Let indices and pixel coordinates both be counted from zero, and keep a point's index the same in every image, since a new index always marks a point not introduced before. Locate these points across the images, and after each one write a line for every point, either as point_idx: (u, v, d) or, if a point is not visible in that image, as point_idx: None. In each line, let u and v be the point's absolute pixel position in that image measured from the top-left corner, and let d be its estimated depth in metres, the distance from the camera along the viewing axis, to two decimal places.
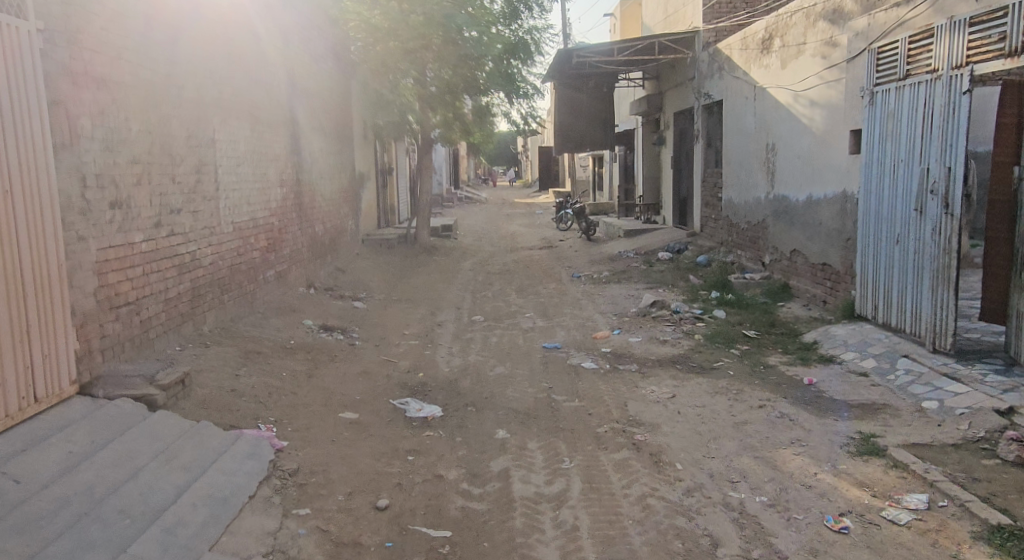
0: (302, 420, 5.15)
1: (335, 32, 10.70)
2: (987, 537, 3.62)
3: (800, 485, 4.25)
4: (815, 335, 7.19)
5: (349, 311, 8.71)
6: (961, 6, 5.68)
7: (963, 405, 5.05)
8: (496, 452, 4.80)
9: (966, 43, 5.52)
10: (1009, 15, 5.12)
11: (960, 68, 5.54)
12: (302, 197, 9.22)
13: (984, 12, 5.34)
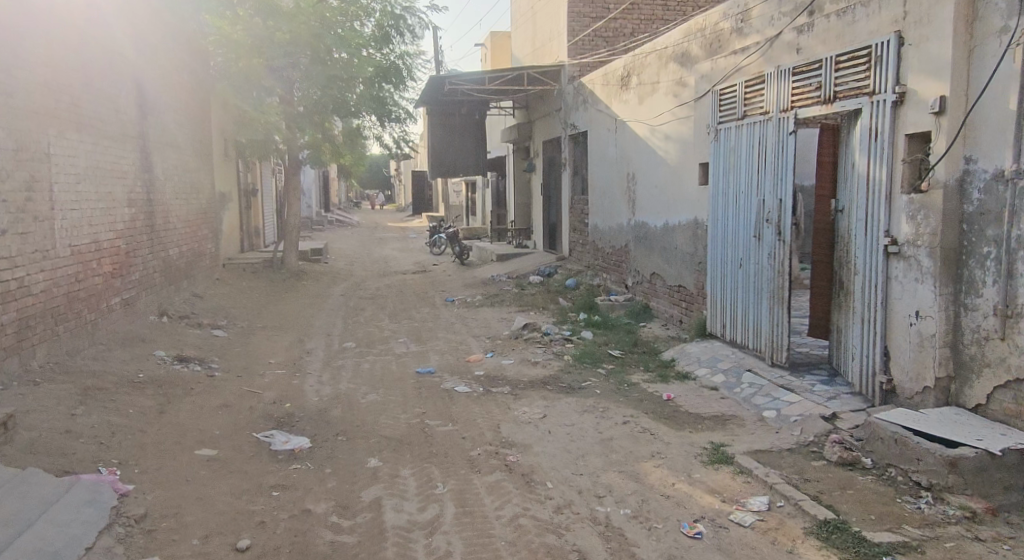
0: (152, 460, 4.99)
1: (195, 49, 10.40)
2: (816, 531, 4.09)
3: (661, 496, 4.63)
4: (672, 353, 7.77)
5: (207, 340, 8.44)
6: (786, 56, 6.38)
7: (796, 413, 5.64)
8: (368, 481, 4.88)
9: (790, 89, 6.22)
10: (823, 66, 5.78)
11: (787, 111, 6.24)
12: (153, 220, 8.87)
13: (803, 63, 6.04)
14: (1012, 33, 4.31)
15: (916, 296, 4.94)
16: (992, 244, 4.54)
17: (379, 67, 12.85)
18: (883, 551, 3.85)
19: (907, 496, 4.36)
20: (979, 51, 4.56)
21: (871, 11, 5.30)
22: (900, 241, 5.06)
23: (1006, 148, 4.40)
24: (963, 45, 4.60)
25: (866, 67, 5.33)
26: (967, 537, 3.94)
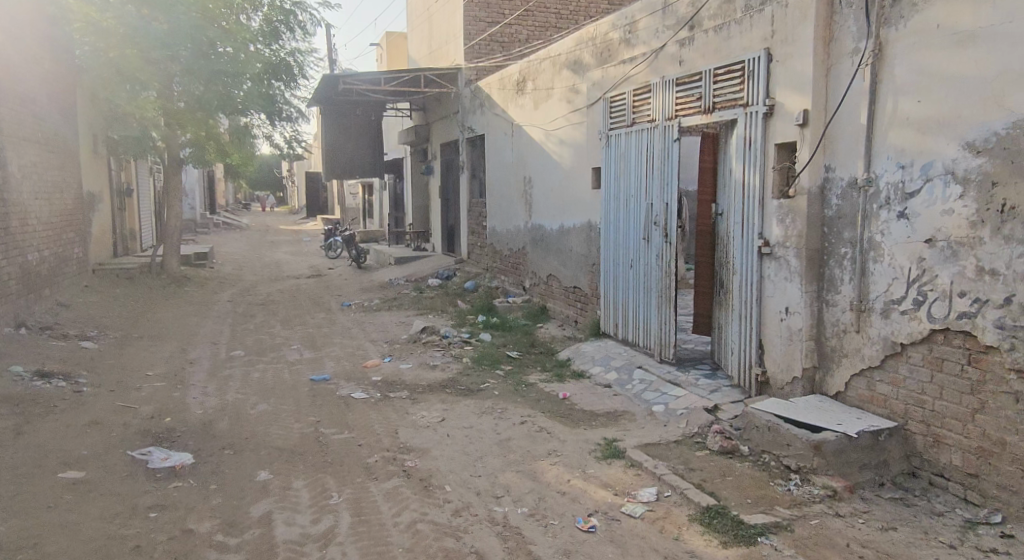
0: (8, 488, 4.70)
1: (54, 34, 9.78)
2: (700, 517, 4.19)
3: (557, 493, 4.72)
4: (568, 353, 7.99)
5: (74, 354, 7.98)
6: (670, 67, 6.69)
7: (683, 406, 5.91)
8: (256, 496, 4.77)
9: (675, 98, 6.54)
10: (702, 79, 6.09)
11: (672, 120, 6.56)
12: (8, 222, 8.31)
13: (687, 74, 6.35)
14: (862, 53, 4.48)
15: (786, 294, 5.12)
16: (850, 245, 4.67)
17: (268, 63, 12.53)
18: (758, 532, 3.97)
19: (779, 480, 4.48)
20: (837, 69, 4.74)
21: (742, 29, 5.60)
22: (772, 243, 5.26)
23: (859, 157, 4.55)
24: (822, 64, 4.80)
25: (739, 80, 5.64)
26: (830, 514, 4.08)
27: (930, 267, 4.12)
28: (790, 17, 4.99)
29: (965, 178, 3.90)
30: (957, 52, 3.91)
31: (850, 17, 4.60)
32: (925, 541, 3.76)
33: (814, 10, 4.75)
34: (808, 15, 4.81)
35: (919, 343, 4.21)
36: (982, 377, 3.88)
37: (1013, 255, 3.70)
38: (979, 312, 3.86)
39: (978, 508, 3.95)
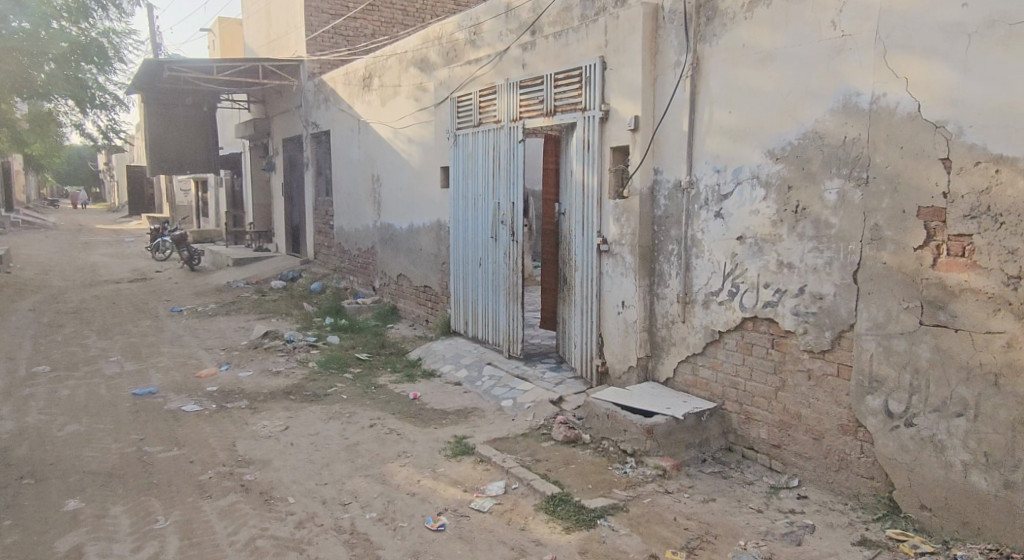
0: None
1: None
2: (545, 506, 4.39)
3: (406, 494, 4.73)
4: (419, 352, 8.00)
5: None
6: (513, 70, 6.73)
7: (530, 399, 6.01)
8: (67, 528, 4.38)
9: (518, 101, 6.61)
10: (543, 83, 6.22)
11: (516, 121, 6.63)
12: None
13: (529, 77, 6.42)
14: (683, 66, 4.87)
15: (621, 288, 5.43)
16: (676, 242, 5.04)
17: (75, 43, 11.58)
18: (597, 515, 4.22)
19: (616, 463, 4.78)
20: (661, 79, 5.10)
21: (579, 36, 5.77)
22: (609, 240, 5.54)
23: (682, 161, 4.93)
24: (649, 73, 5.14)
25: (576, 86, 5.83)
26: (660, 492, 4.42)
27: (742, 261, 4.56)
28: (620, 28, 5.30)
29: (767, 181, 4.35)
30: (760, 70, 4.36)
31: (672, 32, 4.98)
32: (738, 508, 4.17)
33: (640, 23, 5.09)
34: (635, 27, 5.13)
35: (733, 330, 4.65)
36: (783, 358, 4.36)
37: (804, 250, 4.17)
38: (779, 301, 4.33)
39: (780, 475, 4.44)
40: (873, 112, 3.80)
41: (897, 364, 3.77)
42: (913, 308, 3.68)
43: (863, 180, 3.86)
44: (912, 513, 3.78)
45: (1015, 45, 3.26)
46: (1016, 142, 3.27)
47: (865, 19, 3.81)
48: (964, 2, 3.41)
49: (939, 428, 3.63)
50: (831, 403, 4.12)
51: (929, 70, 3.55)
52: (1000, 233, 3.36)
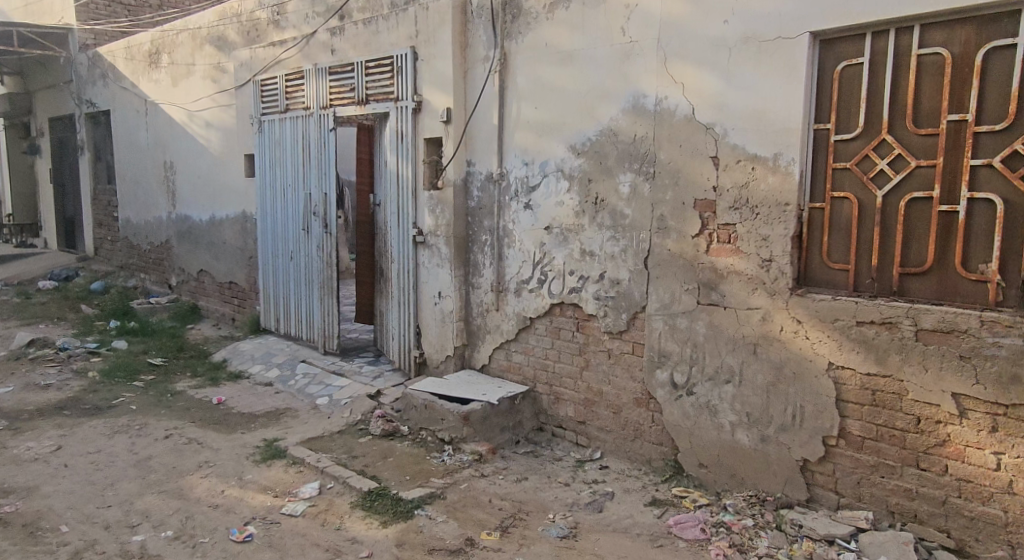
0: None
1: None
2: (361, 502, 4.38)
3: (207, 507, 4.49)
4: (223, 354, 7.57)
5: None
6: (322, 55, 6.47)
7: (346, 396, 5.91)
8: None
9: (328, 87, 6.38)
10: (354, 69, 6.07)
11: (326, 109, 6.41)
12: None
13: (338, 64, 6.22)
14: (491, 61, 5.07)
15: (437, 279, 5.51)
16: (489, 232, 5.22)
17: None
18: (415, 505, 4.29)
19: (434, 452, 4.87)
20: (473, 73, 5.26)
21: (389, 24, 5.76)
22: (425, 232, 5.59)
23: (492, 154, 5.12)
24: (459, 66, 5.27)
25: (390, 75, 5.75)
26: (476, 476, 4.58)
27: (549, 251, 4.83)
28: (430, 18, 5.37)
29: (570, 175, 4.65)
30: (561, 68, 4.64)
31: (480, 27, 5.15)
32: (548, 484, 4.45)
33: (451, 16, 5.20)
34: (446, 20, 5.24)
35: (542, 316, 4.92)
36: (587, 340, 4.68)
37: (603, 239, 4.51)
38: (582, 287, 4.65)
39: (585, 449, 4.78)
40: (656, 113, 4.19)
41: (680, 341, 4.20)
42: (692, 290, 4.12)
43: (650, 175, 4.25)
44: (693, 472, 4.26)
45: (765, 59, 3.75)
46: (767, 144, 3.76)
47: (647, 27, 4.19)
48: (726, 19, 3.87)
49: (713, 395, 4.10)
50: (627, 379, 4.50)
51: (700, 77, 3.99)
52: (756, 222, 3.86)
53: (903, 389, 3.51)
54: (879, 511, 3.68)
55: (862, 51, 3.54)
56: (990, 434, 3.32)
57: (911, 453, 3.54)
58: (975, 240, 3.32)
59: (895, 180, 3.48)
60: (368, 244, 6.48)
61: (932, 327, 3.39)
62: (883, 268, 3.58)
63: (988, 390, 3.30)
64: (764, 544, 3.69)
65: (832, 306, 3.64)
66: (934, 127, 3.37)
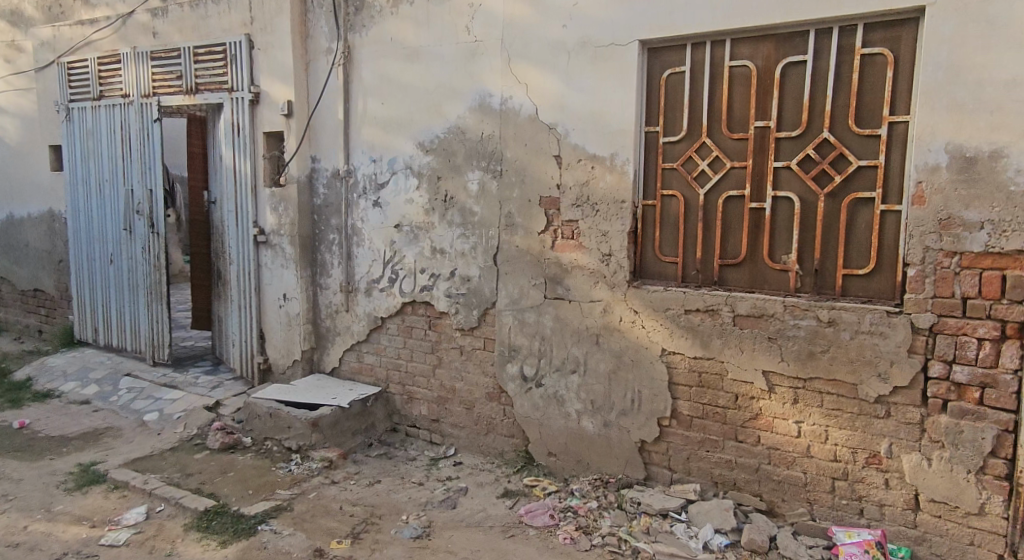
0: None
1: None
2: (197, 524, 4.10)
3: (7, 547, 3.97)
4: (27, 370, 6.72)
5: None
6: (142, 38, 5.97)
7: (179, 409, 5.49)
8: None
9: (150, 74, 5.89)
10: (181, 56, 5.67)
11: (148, 97, 5.93)
12: None
13: (161, 49, 5.78)
14: (334, 54, 4.98)
15: (281, 280, 5.32)
16: (336, 231, 5.12)
17: None
18: (258, 520, 4.10)
19: (280, 462, 4.69)
20: (314, 65, 5.13)
21: (220, 9, 5.47)
22: (266, 231, 5.37)
23: (338, 149, 5.04)
24: (300, 58, 5.13)
25: (223, 64, 5.46)
26: (325, 483, 4.46)
27: (399, 249, 4.84)
28: (266, 6, 5.18)
29: (419, 172, 4.69)
30: (406, 64, 4.67)
31: (321, 18, 5.04)
32: (401, 485, 4.44)
33: (289, 5, 5.05)
34: (283, 8, 5.08)
35: (394, 315, 4.91)
36: (439, 338, 4.74)
37: (453, 237, 4.60)
38: (434, 285, 4.70)
39: (438, 446, 4.83)
40: (502, 112, 4.34)
41: (529, 334, 4.38)
42: (539, 285, 4.32)
43: (497, 172, 4.40)
44: (542, 461, 4.45)
45: (600, 64, 4.03)
46: (605, 144, 4.04)
47: (491, 27, 4.34)
48: (564, 23, 4.11)
49: (560, 385, 4.32)
50: (479, 375, 4.61)
51: (542, 79, 4.20)
52: (596, 219, 4.12)
53: (723, 369, 3.91)
54: (704, 482, 4.06)
55: (683, 60, 3.92)
56: (792, 405, 3.79)
57: (730, 428, 3.95)
58: (779, 234, 3.79)
59: (714, 179, 3.88)
60: (204, 245, 6.11)
61: (746, 312, 3.81)
62: (706, 260, 3.97)
63: (790, 366, 3.76)
64: (607, 524, 3.95)
65: (664, 296, 3.98)
66: (745, 132, 3.80)
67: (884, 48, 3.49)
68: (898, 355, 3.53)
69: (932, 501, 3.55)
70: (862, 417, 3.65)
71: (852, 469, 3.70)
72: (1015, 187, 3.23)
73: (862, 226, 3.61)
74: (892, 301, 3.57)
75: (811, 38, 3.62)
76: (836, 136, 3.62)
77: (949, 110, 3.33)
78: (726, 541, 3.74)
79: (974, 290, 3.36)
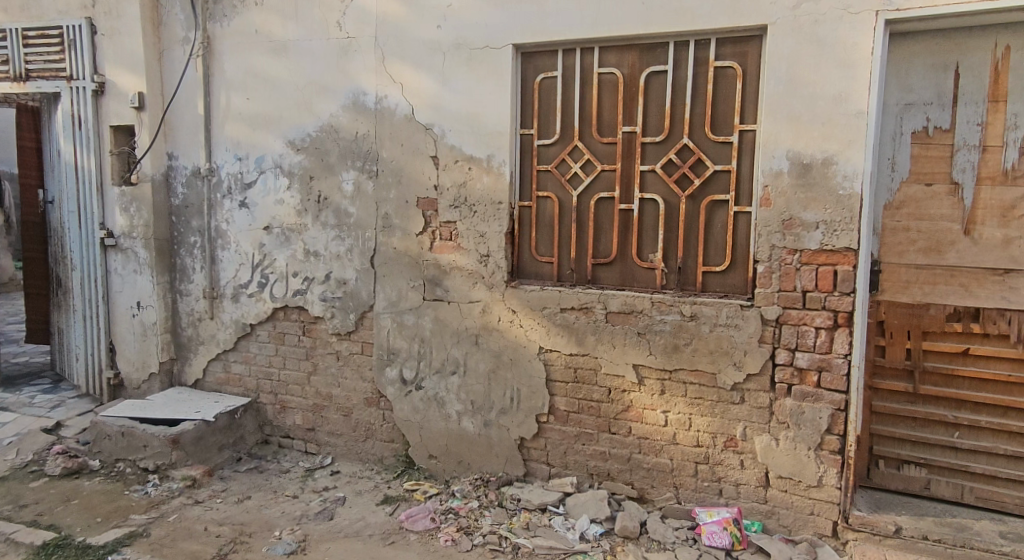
0: None
1: None
2: None
3: None
4: None
5: None
6: None
7: (10, 434, 4.78)
8: None
9: None
10: (6, 37, 5.03)
11: None
12: None
13: None
14: (191, 43, 4.66)
15: (134, 287, 4.90)
16: (197, 234, 4.80)
17: None
18: (109, 550, 3.75)
19: (135, 485, 4.32)
20: (169, 54, 4.77)
21: None
22: (116, 233, 4.93)
23: (199, 147, 4.72)
24: (152, 46, 4.75)
25: (59, 49, 4.93)
26: (188, 504, 4.17)
27: (268, 251, 4.62)
28: None
29: (289, 171, 4.50)
30: (273, 57, 4.47)
31: (176, 4, 4.70)
32: (274, 500, 4.24)
33: None
34: None
35: (264, 321, 4.68)
36: (313, 344, 4.59)
37: (327, 239, 4.45)
38: (307, 289, 4.54)
39: (314, 456, 4.68)
40: (377, 111, 4.26)
41: (408, 337, 4.35)
42: (418, 287, 4.29)
43: (373, 173, 4.31)
44: (423, 464, 4.43)
45: (476, 67, 4.06)
46: (482, 146, 4.08)
47: (364, 24, 4.24)
48: (439, 24, 4.11)
49: (440, 387, 4.32)
50: (356, 380, 4.51)
51: (418, 79, 4.17)
52: (474, 220, 4.15)
53: (597, 364, 4.06)
54: (580, 474, 4.19)
55: (555, 65, 4.03)
56: (660, 396, 3.99)
57: (604, 420, 4.10)
58: (646, 234, 3.99)
59: (586, 182, 4.02)
60: (40, 250, 5.49)
61: (618, 309, 3.97)
62: (580, 259, 4.11)
63: (657, 358, 3.95)
64: (488, 522, 3.98)
65: (541, 295, 4.08)
66: (613, 137, 3.97)
67: (734, 61, 3.77)
68: (750, 345, 3.81)
69: (779, 476, 3.85)
70: (720, 403, 3.90)
71: (712, 452, 3.95)
72: (844, 191, 3.58)
73: (718, 227, 3.87)
74: (744, 295, 3.86)
75: (671, 50, 3.85)
76: (694, 142, 3.86)
77: (788, 120, 3.63)
78: (600, 530, 3.89)
79: (812, 284, 3.69)
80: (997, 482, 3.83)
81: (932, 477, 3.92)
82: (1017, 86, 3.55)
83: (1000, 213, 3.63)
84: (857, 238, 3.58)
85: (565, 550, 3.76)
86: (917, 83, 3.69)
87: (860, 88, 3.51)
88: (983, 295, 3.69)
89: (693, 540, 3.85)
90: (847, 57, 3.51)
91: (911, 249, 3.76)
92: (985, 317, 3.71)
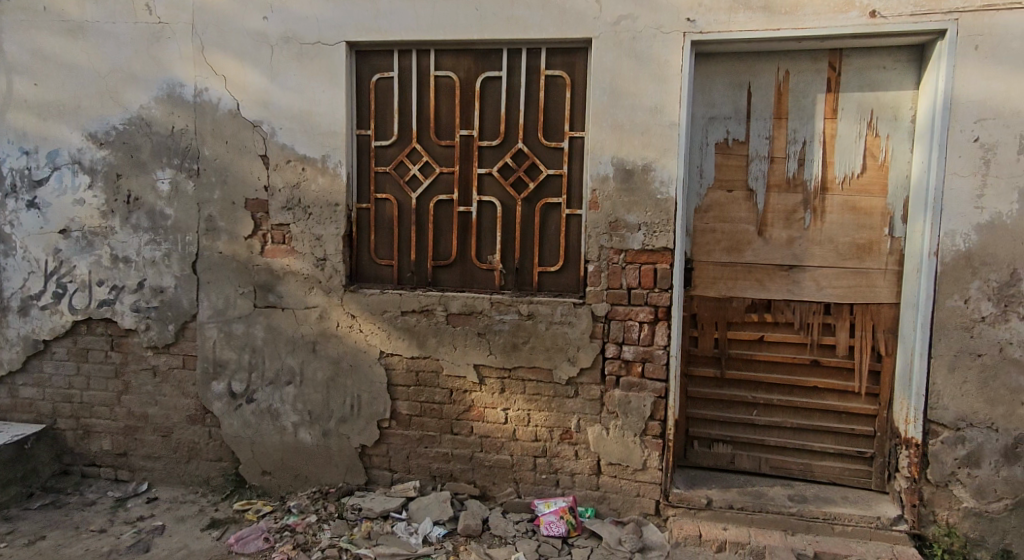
0: None
1: None
2: None
3: None
4: None
5: None
6: None
7: None
8: None
9: None
10: None
11: None
12: None
13: None
14: None
15: None
16: None
17: None
18: None
19: None
20: None
21: None
22: None
23: None
24: None
25: None
26: None
27: (66, 258, 4.16)
28: None
29: (91, 168, 4.08)
30: (68, 39, 4.02)
31: None
32: (75, 537, 3.83)
33: None
34: None
35: (61, 337, 4.22)
36: (124, 360, 4.21)
37: (139, 243, 4.10)
38: (116, 299, 4.15)
39: (126, 484, 4.29)
40: (195, 105, 3.98)
41: (237, 347, 4.12)
42: (247, 293, 4.08)
43: (193, 172, 4.02)
44: (255, 481, 4.21)
45: (306, 62, 3.91)
46: (315, 146, 3.94)
47: (177, 10, 3.95)
48: (265, 15, 3.90)
49: (274, 399, 4.14)
50: (177, 397, 4.20)
51: (241, 73, 3.94)
52: (308, 223, 4.01)
53: (438, 366, 4.07)
54: (423, 477, 4.18)
55: (391, 66, 4.00)
56: (500, 394, 4.09)
57: (446, 422, 4.12)
58: (485, 235, 4.07)
59: (425, 184, 4.04)
60: None
61: (458, 310, 4.02)
62: (420, 262, 4.11)
63: (497, 358, 4.04)
64: (327, 536, 3.84)
65: (381, 299, 4.03)
66: (451, 140, 4.02)
67: (563, 70, 3.95)
68: (583, 340, 4.00)
69: (610, 463, 4.08)
70: (556, 398, 4.06)
71: (550, 445, 4.10)
72: (661, 196, 3.87)
73: (552, 229, 4.04)
74: (577, 294, 4.05)
75: (504, 56, 3.96)
76: (529, 147, 4.00)
77: (611, 128, 3.86)
78: (443, 531, 3.89)
79: (636, 281, 3.94)
80: (787, 452, 4.31)
81: (737, 452, 4.34)
82: (796, 105, 4.04)
83: (785, 216, 4.10)
84: (673, 239, 3.88)
85: (408, 555, 3.74)
86: (718, 99, 4.11)
87: (673, 100, 3.82)
88: (773, 289, 4.16)
89: (532, 531, 3.98)
90: (661, 72, 3.81)
91: (717, 248, 4.18)
92: (776, 307, 4.17)
